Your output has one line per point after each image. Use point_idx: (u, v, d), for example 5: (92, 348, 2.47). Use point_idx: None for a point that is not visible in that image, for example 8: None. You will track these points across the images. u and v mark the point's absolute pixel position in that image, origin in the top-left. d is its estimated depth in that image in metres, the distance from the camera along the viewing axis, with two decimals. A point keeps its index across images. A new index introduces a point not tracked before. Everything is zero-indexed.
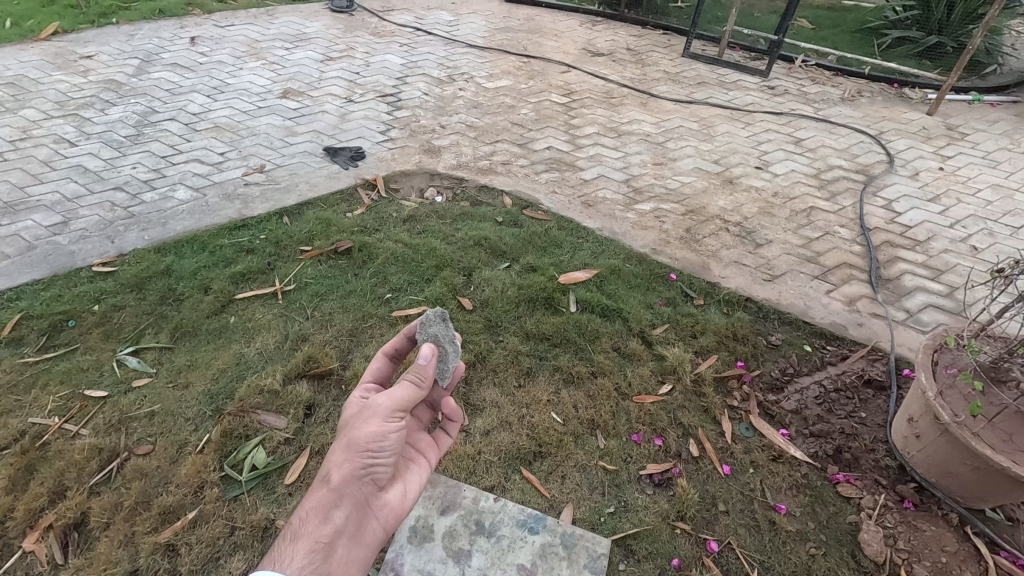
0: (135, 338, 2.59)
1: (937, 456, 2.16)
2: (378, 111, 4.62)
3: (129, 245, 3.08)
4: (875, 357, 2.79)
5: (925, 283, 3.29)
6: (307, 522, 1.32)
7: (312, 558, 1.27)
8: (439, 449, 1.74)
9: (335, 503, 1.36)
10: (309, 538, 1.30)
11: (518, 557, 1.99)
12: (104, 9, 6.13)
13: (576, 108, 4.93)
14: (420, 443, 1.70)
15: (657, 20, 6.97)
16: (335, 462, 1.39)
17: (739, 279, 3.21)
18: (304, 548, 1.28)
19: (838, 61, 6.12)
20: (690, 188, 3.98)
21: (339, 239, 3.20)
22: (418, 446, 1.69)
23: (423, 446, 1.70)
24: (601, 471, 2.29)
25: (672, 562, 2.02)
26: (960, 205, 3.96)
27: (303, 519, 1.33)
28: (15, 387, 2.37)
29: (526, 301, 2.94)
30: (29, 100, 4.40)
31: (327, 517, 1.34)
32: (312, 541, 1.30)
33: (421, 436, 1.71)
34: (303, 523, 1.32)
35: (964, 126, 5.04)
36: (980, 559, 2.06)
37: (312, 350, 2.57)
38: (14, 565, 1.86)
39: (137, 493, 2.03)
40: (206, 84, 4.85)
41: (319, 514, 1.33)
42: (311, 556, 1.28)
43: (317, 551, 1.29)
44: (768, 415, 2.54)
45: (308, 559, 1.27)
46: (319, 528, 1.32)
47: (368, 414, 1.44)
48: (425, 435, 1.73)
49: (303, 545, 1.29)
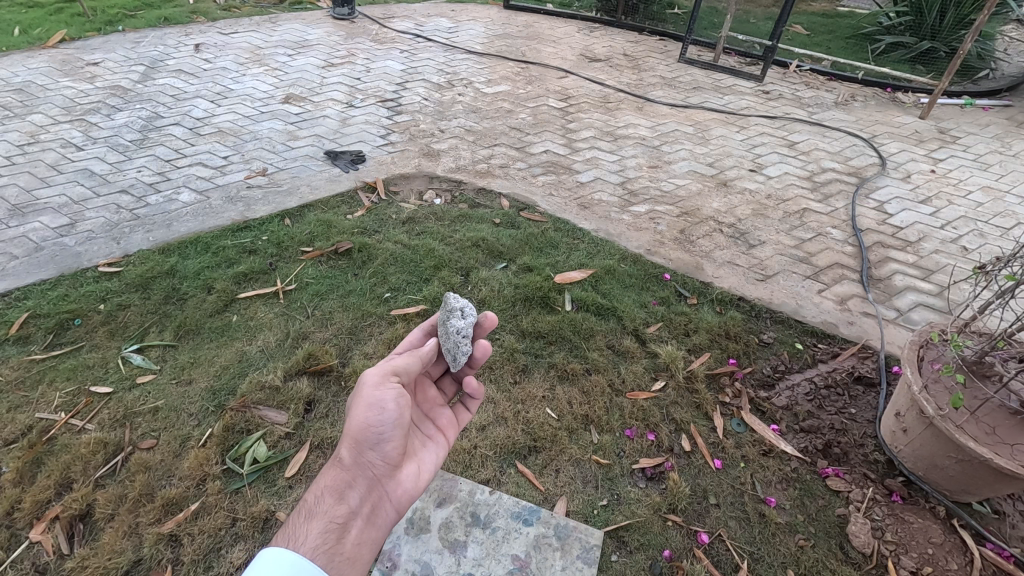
0: (139, 336, 2.65)
1: (923, 449, 2.20)
2: (378, 116, 4.69)
3: (134, 246, 3.15)
4: (865, 355, 2.84)
5: (915, 282, 3.35)
6: (323, 502, 1.46)
7: (326, 537, 1.39)
8: (457, 427, 1.83)
9: (347, 484, 1.49)
10: (323, 518, 1.42)
11: (512, 548, 2.04)
12: (110, 17, 6.24)
13: (573, 113, 5.01)
14: (437, 422, 1.80)
15: (654, 26, 7.06)
16: (344, 441, 1.53)
17: (732, 279, 3.27)
18: (318, 526, 1.40)
19: (832, 67, 6.21)
20: (685, 190, 4.04)
21: (339, 240, 3.27)
22: (434, 427, 1.79)
23: (443, 422, 1.81)
24: (594, 465, 2.33)
25: (664, 554, 2.06)
26: (951, 206, 4.02)
27: (319, 499, 1.46)
28: (22, 383, 2.43)
29: (522, 300, 3.00)
30: (37, 106, 4.48)
31: (339, 498, 1.47)
32: (327, 520, 1.42)
33: (439, 414, 1.83)
34: (318, 503, 1.46)
35: (956, 130, 5.11)
36: (965, 551, 2.09)
37: (312, 348, 2.63)
38: (21, 554, 1.91)
39: (141, 485, 2.08)
40: (209, 90, 4.94)
41: (334, 495, 1.47)
42: (326, 534, 1.40)
43: (330, 530, 1.40)
44: (758, 411, 2.59)
45: (321, 538, 1.38)
46: (334, 507, 1.45)
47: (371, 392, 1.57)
48: (445, 412, 1.83)
49: (318, 524, 1.41)
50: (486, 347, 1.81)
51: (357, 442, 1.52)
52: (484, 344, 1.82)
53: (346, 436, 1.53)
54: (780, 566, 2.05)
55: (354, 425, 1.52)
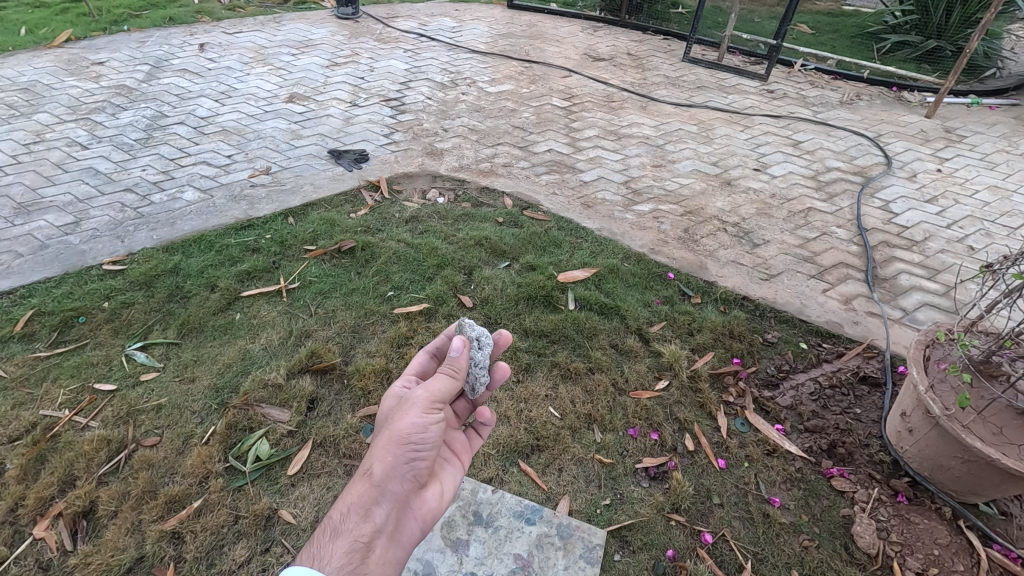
0: (143, 334, 2.65)
1: (929, 450, 2.19)
2: (382, 115, 4.70)
3: (138, 244, 3.16)
4: (870, 355, 2.82)
5: (920, 282, 3.33)
6: (349, 519, 1.38)
7: (350, 557, 1.32)
8: (470, 452, 1.81)
9: (377, 501, 1.43)
10: (349, 537, 1.35)
11: (515, 547, 2.03)
12: (116, 16, 6.28)
13: (576, 112, 5.00)
14: (453, 445, 1.78)
15: (658, 25, 7.04)
16: (378, 456, 1.47)
17: (736, 278, 3.25)
18: (344, 546, 1.33)
19: (836, 66, 6.19)
20: (688, 190, 4.03)
21: (343, 238, 3.27)
22: (450, 449, 1.76)
23: (458, 446, 1.79)
24: (597, 464, 2.32)
25: (667, 553, 2.05)
26: (957, 206, 4.00)
27: (345, 516, 1.38)
28: (27, 380, 2.44)
29: (525, 299, 2.99)
30: (42, 105, 4.50)
31: (367, 516, 1.39)
32: (353, 539, 1.35)
33: (455, 436, 1.80)
34: (344, 519, 1.37)
35: (962, 129, 5.07)
36: (971, 552, 2.07)
37: (315, 346, 2.63)
38: (25, 550, 1.91)
39: (144, 482, 2.08)
40: (214, 90, 4.95)
41: (362, 511, 1.40)
42: (352, 554, 1.32)
43: (356, 550, 1.33)
44: (762, 410, 2.57)
45: (346, 559, 1.31)
46: (360, 525, 1.38)
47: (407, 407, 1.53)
48: (461, 435, 1.82)
49: (343, 542, 1.33)
50: (504, 370, 1.82)
51: (392, 457, 1.46)
52: (501, 366, 1.82)
53: (382, 451, 1.47)
54: (784, 567, 2.03)
55: (392, 442, 1.47)
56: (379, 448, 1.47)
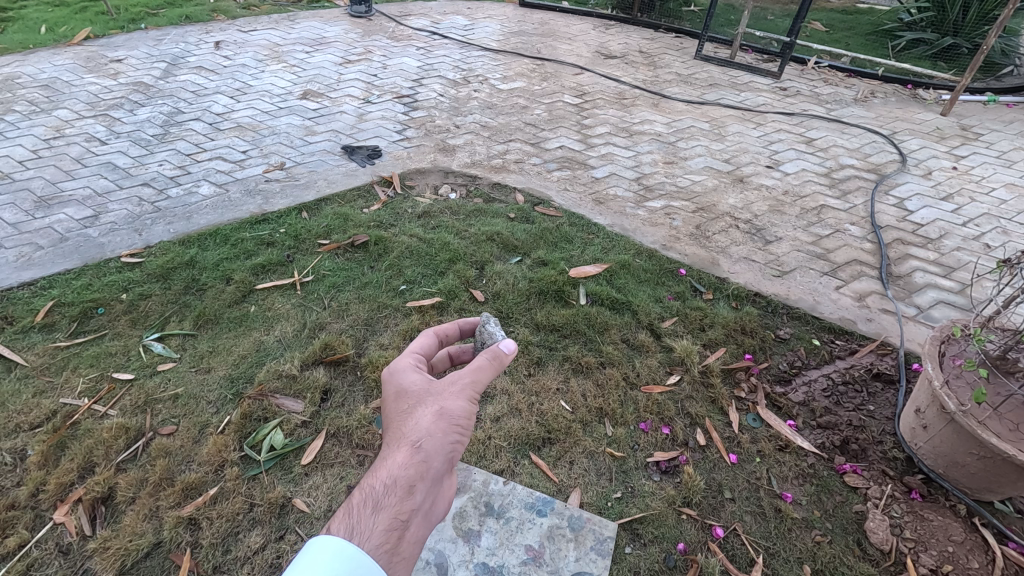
0: (160, 326, 2.69)
1: (943, 446, 2.16)
2: (394, 112, 4.73)
3: (155, 237, 3.20)
4: (884, 352, 2.80)
5: (935, 280, 3.30)
6: (391, 494, 1.24)
7: (388, 535, 1.19)
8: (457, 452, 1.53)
9: (420, 478, 1.29)
10: (389, 512, 1.21)
11: (526, 538, 2.04)
12: (134, 15, 6.37)
13: (588, 109, 5.01)
14: None
15: (670, 23, 7.04)
16: (425, 429, 1.34)
17: (748, 275, 3.24)
18: (384, 522, 1.20)
19: (851, 62, 6.16)
20: (701, 186, 4.02)
21: (356, 233, 3.31)
22: None
23: None
24: (609, 458, 2.32)
25: (678, 547, 2.04)
26: (973, 203, 3.96)
27: (387, 490, 1.25)
28: (47, 369, 2.48)
29: (537, 293, 3.01)
30: (62, 101, 4.58)
31: (409, 492, 1.26)
32: (393, 515, 1.22)
33: None
34: (387, 493, 1.24)
35: (979, 127, 5.02)
36: (986, 549, 2.04)
37: (329, 339, 2.66)
38: (46, 535, 1.94)
39: (161, 470, 2.11)
40: (229, 87, 5.00)
41: (405, 487, 1.26)
42: (389, 533, 1.19)
43: (395, 528, 1.20)
44: (774, 406, 2.56)
45: (384, 536, 1.18)
46: (400, 501, 1.24)
47: (452, 387, 1.42)
48: None
49: (383, 518, 1.20)
50: None
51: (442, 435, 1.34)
52: None
53: (430, 427, 1.35)
54: (796, 562, 2.02)
55: (440, 421, 1.36)
56: (426, 423, 1.35)
